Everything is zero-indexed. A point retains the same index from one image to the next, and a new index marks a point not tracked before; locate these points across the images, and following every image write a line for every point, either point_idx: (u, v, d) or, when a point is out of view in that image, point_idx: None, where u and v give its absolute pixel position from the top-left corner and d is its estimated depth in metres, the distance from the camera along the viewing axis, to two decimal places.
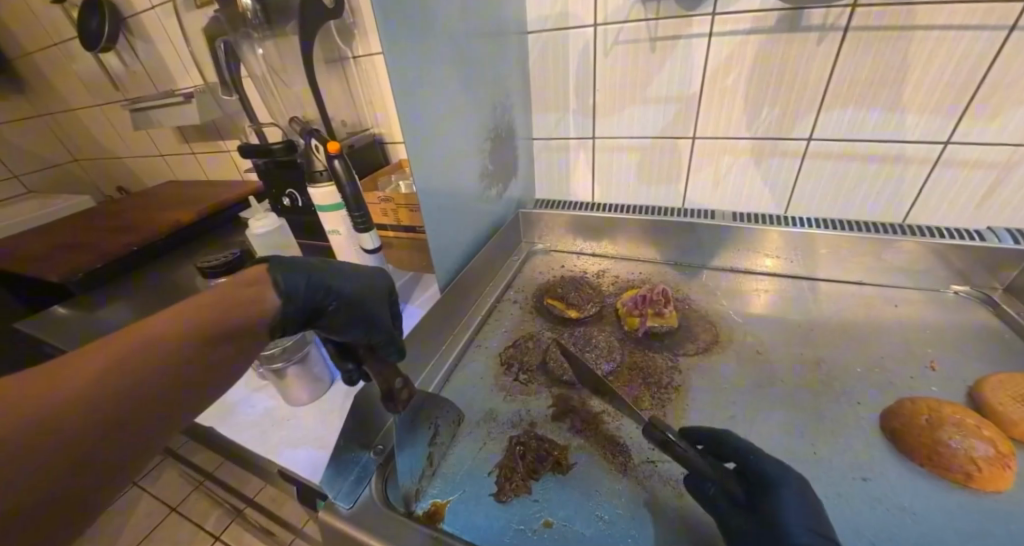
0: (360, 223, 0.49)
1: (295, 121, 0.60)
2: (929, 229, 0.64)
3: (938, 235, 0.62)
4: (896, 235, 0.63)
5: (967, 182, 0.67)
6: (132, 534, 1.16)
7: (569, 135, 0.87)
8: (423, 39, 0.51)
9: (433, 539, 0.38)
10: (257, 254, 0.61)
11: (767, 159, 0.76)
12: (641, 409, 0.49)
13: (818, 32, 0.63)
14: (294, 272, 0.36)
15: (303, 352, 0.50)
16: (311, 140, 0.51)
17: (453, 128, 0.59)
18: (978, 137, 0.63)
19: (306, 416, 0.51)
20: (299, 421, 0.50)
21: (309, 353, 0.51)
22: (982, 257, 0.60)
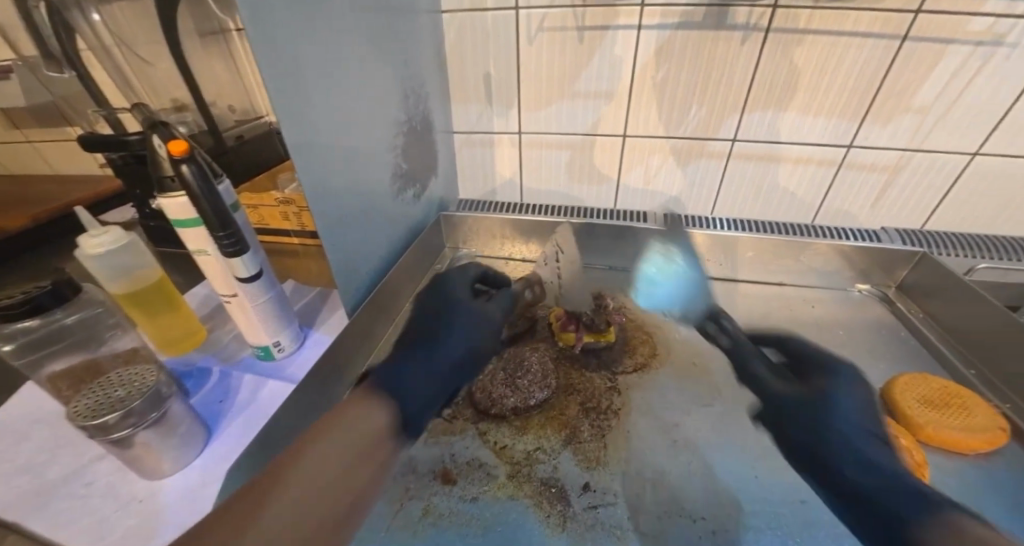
0: (228, 244, 0.39)
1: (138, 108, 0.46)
2: (839, 229, 0.67)
3: (845, 236, 0.65)
4: (812, 237, 0.65)
5: (867, 184, 0.72)
6: None
7: (493, 130, 0.80)
8: (311, 9, 0.41)
9: None
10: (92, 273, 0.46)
11: (694, 159, 0.75)
12: (578, 443, 0.44)
13: (743, 32, 0.62)
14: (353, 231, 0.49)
15: (161, 410, 0.39)
16: (152, 136, 0.39)
17: (354, 120, 0.49)
18: (874, 141, 0.67)
19: (164, 493, 0.39)
20: (154, 501, 0.39)
21: (170, 410, 0.40)
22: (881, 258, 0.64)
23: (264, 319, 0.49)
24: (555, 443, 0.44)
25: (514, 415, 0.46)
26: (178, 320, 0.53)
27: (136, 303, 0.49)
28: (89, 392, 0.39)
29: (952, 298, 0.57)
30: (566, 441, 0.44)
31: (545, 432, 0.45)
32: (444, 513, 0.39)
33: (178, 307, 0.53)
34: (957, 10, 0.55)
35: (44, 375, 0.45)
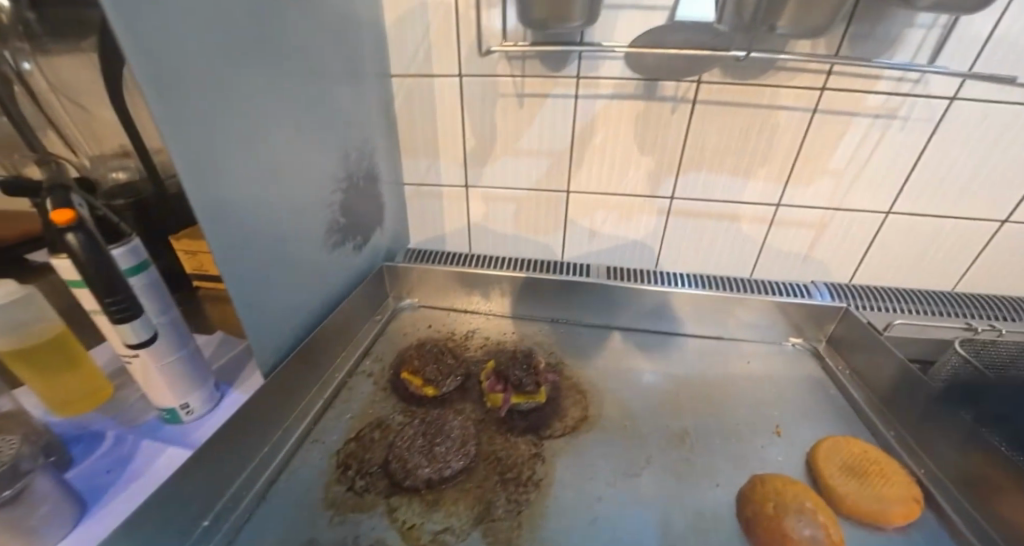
0: (117, 311, 0.38)
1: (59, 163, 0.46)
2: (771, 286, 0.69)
3: (775, 292, 0.67)
4: (741, 293, 0.67)
5: (799, 241, 0.75)
6: None
7: (443, 183, 0.82)
8: (237, 79, 0.40)
9: None
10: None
11: (637, 215, 0.77)
12: (490, 520, 0.42)
13: (672, 102, 0.65)
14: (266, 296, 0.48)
15: (17, 487, 0.35)
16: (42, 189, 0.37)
17: (283, 181, 0.49)
18: (800, 200, 0.71)
19: None
20: None
21: (31, 484, 0.36)
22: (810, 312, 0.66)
23: (171, 380, 0.46)
24: (465, 521, 0.42)
25: (425, 490, 0.44)
26: (73, 381, 0.49)
27: (34, 361, 0.45)
28: None
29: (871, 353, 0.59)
30: (477, 518, 0.42)
31: (458, 508, 0.43)
32: None
33: (76, 367, 0.48)
34: (856, 89, 0.61)
35: None
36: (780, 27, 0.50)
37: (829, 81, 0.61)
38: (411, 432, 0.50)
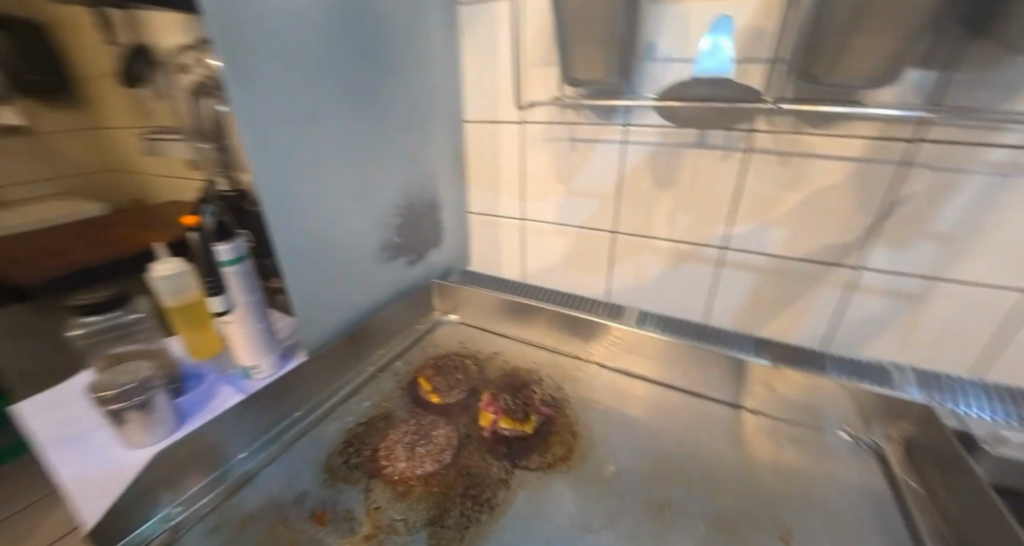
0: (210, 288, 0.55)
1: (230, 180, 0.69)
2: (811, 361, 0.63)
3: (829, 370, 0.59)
4: (781, 363, 0.61)
5: (892, 314, 0.62)
6: (45, 536, 1.19)
7: (502, 214, 0.89)
8: (314, 133, 0.57)
9: None
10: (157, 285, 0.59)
11: (686, 262, 0.74)
12: (440, 524, 0.47)
13: (723, 151, 0.62)
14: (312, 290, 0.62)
15: (144, 396, 0.51)
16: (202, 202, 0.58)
17: (346, 205, 0.65)
18: (889, 264, 0.59)
19: (130, 462, 0.50)
20: (121, 467, 0.49)
21: (153, 397, 0.52)
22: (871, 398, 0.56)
23: (248, 345, 0.59)
24: (419, 520, 0.47)
25: (396, 484, 0.51)
26: (206, 337, 0.66)
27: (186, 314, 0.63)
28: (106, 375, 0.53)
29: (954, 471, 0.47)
30: (429, 521, 0.47)
31: (417, 506, 0.49)
32: None
33: (207, 327, 0.66)
34: (969, 140, 0.50)
35: (97, 355, 0.60)
36: (825, 79, 0.47)
37: (926, 132, 0.51)
38: (405, 428, 0.59)
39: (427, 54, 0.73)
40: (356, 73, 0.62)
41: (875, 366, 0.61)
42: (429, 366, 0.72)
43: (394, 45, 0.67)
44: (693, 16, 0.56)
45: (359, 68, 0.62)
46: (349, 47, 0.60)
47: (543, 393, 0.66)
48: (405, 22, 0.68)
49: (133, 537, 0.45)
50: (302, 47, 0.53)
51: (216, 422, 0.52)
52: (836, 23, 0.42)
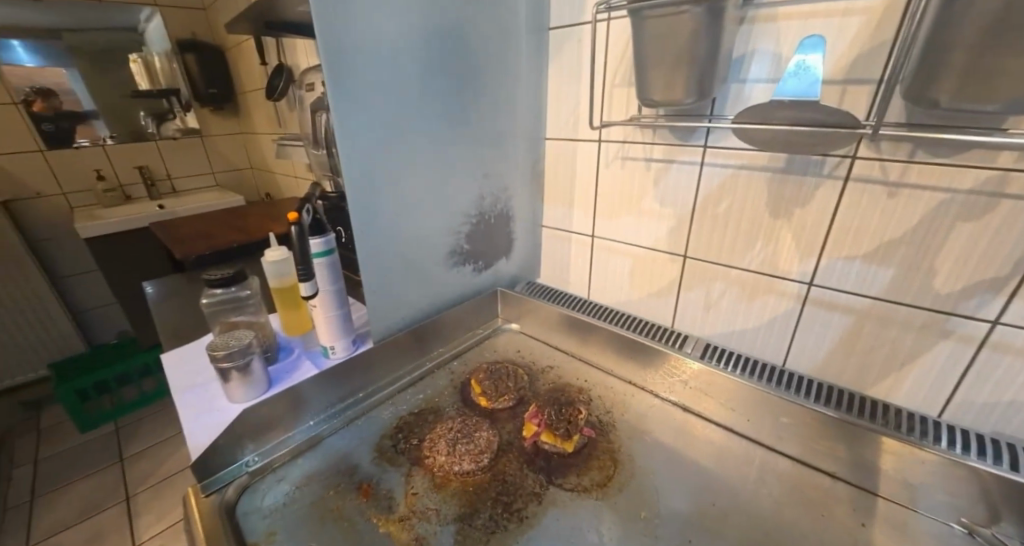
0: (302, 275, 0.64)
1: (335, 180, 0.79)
2: (910, 428, 0.54)
3: (937, 445, 0.50)
4: (874, 427, 0.53)
5: None
6: (174, 464, 1.45)
7: (572, 230, 0.90)
8: (400, 145, 0.64)
9: None
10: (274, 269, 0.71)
11: (762, 295, 0.67)
12: (470, 523, 0.49)
13: (817, 178, 0.57)
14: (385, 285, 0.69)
15: (245, 360, 0.60)
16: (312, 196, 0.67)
17: (422, 212, 0.71)
18: None
19: (232, 413, 0.60)
20: (225, 415, 0.60)
21: (252, 361, 0.61)
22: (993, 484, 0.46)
23: (328, 328, 0.67)
24: (450, 513, 0.50)
25: (434, 475, 0.54)
26: (300, 316, 0.77)
27: (289, 294, 0.74)
28: (223, 337, 0.64)
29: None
30: (458, 517, 0.49)
31: (451, 500, 0.51)
32: (347, 517, 0.49)
33: (302, 307, 0.77)
34: None
35: (217, 321, 0.73)
36: (945, 102, 0.40)
37: None
38: (452, 424, 0.62)
39: (514, 75, 0.77)
40: (446, 94, 0.68)
41: (1009, 451, 0.49)
42: (483, 369, 0.75)
43: (483, 67, 0.72)
44: (787, 36, 0.53)
45: (449, 89, 0.68)
46: (441, 70, 0.66)
47: (590, 413, 0.65)
48: (495, 47, 0.72)
49: (222, 474, 0.54)
50: (396, 71, 0.60)
51: (295, 389, 0.60)
52: (960, 39, 0.37)
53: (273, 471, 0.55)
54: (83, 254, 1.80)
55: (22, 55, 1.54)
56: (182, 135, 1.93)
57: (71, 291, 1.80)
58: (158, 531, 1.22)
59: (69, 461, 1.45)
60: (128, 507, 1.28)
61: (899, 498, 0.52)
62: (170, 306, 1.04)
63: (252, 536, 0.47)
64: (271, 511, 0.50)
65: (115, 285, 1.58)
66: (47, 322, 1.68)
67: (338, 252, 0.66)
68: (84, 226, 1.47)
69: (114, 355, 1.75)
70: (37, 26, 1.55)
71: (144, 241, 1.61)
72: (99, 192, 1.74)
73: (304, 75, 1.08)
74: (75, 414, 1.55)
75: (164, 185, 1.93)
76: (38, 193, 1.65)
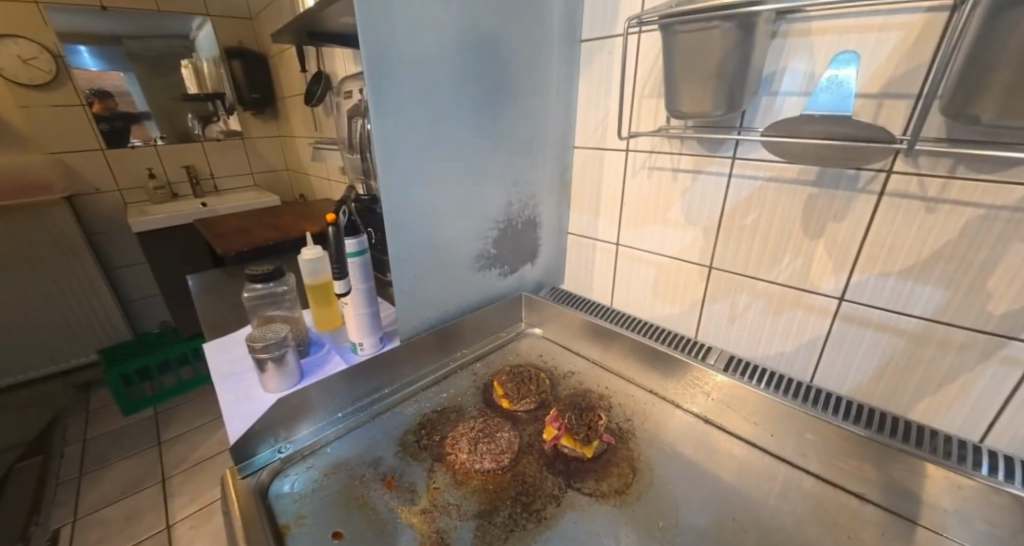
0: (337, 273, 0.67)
1: (369, 184, 0.82)
2: (947, 454, 0.52)
3: (976, 471, 0.48)
4: (907, 450, 0.51)
5: None
6: (208, 448, 1.53)
7: (597, 237, 0.91)
8: (433, 152, 0.67)
9: (276, 533, 0.48)
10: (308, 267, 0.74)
11: (790, 309, 0.66)
12: (489, 520, 0.50)
13: (849, 192, 0.56)
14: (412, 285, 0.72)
15: (281, 352, 0.64)
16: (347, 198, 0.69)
17: (452, 216, 0.73)
18: None
19: (267, 402, 0.64)
20: (260, 403, 0.63)
21: (287, 353, 0.65)
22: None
23: (357, 325, 0.70)
24: (470, 510, 0.51)
25: (456, 472, 0.56)
26: (330, 313, 0.80)
27: (320, 291, 0.77)
28: (261, 329, 0.68)
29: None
30: (478, 514, 0.51)
31: (471, 497, 0.53)
32: (372, 506, 0.51)
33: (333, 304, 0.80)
34: None
35: (255, 314, 0.77)
36: (987, 119, 0.39)
37: None
38: (473, 423, 0.64)
39: (544, 84, 0.79)
40: (479, 104, 0.70)
41: None
42: (504, 372, 0.76)
43: (515, 77, 0.74)
44: (820, 50, 0.52)
45: (482, 99, 0.70)
46: (475, 80, 0.69)
47: (610, 421, 0.65)
48: (527, 57, 0.74)
49: (257, 458, 0.57)
50: (431, 82, 0.63)
51: (326, 382, 0.63)
52: (1003, 55, 0.36)
53: (303, 458, 0.58)
54: (133, 248, 1.92)
55: (86, 60, 1.67)
56: (225, 137, 2.04)
57: (121, 282, 1.93)
58: (190, 512, 1.28)
59: (114, 441, 1.55)
60: (164, 488, 1.36)
61: (933, 525, 0.50)
62: (210, 299, 1.11)
63: (283, 518, 0.50)
64: (302, 496, 0.53)
65: (161, 277, 1.68)
66: (99, 310, 1.81)
67: (370, 252, 0.68)
68: (136, 221, 1.57)
69: (156, 343, 1.86)
70: (102, 36, 1.68)
71: (188, 236, 1.71)
72: (150, 190, 1.87)
73: (342, 83, 1.14)
74: (120, 397, 1.65)
75: (207, 184, 2.04)
76: (97, 190, 1.78)
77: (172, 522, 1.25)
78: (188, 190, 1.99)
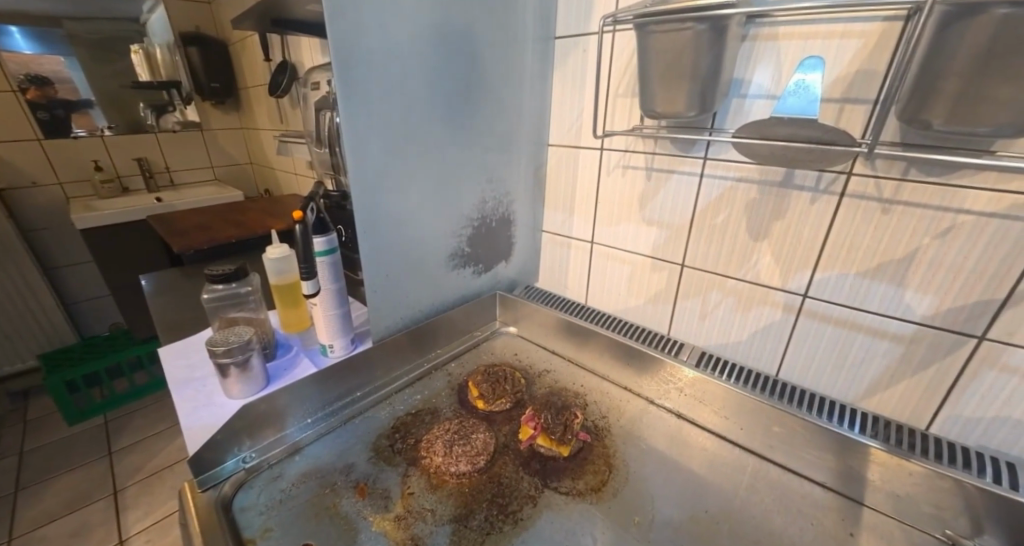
0: (304, 272, 0.64)
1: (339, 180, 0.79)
2: (899, 441, 0.55)
3: (925, 458, 0.51)
4: (861, 438, 0.54)
5: None
6: (165, 457, 1.44)
7: (572, 235, 0.91)
8: (406, 149, 0.65)
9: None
10: (272, 266, 0.71)
11: (757, 306, 0.69)
12: (464, 524, 0.49)
13: (812, 193, 0.58)
14: (384, 287, 0.70)
15: (245, 357, 0.61)
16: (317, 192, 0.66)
17: (424, 215, 0.71)
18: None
19: (230, 410, 0.60)
20: (222, 412, 0.60)
21: (252, 358, 0.62)
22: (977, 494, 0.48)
23: (327, 327, 0.68)
24: (445, 513, 0.50)
25: (429, 477, 0.55)
26: (299, 314, 0.77)
27: (285, 291, 0.74)
28: (224, 332, 0.65)
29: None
30: (454, 518, 0.50)
31: (446, 501, 0.52)
32: (343, 514, 0.50)
33: (301, 305, 0.77)
34: None
35: (217, 316, 0.73)
36: (936, 125, 0.41)
37: None
38: (448, 426, 0.63)
39: (519, 83, 0.78)
40: (454, 99, 0.69)
41: (995, 467, 0.51)
42: (480, 372, 0.75)
43: (490, 74, 0.73)
44: (787, 56, 0.54)
45: (457, 95, 0.69)
46: (449, 76, 0.67)
47: (586, 418, 0.66)
48: (501, 55, 0.73)
49: (221, 469, 0.54)
50: (404, 76, 0.61)
51: (293, 387, 0.60)
52: (953, 65, 0.38)
53: (269, 467, 0.56)
54: (79, 246, 1.79)
55: (19, 42, 1.52)
56: (181, 128, 1.93)
57: (65, 282, 1.79)
58: (145, 526, 1.21)
59: (58, 454, 1.44)
60: (116, 501, 1.27)
61: (887, 509, 0.53)
62: (166, 300, 1.04)
63: (248, 532, 0.48)
64: (268, 508, 0.51)
65: (110, 277, 1.57)
66: (39, 313, 1.67)
67: (340, 251, 0.66)
68: (81, 217, 1.46)
69: (105, 347, 1.74)
70: (39, 16, 1.54)
71: (141, 233, 1.60)
72: (96, 184, 1.74)
73: (310, 73, 1.09)
74: (64, 406, 1.53)
75: (162, 177, 1.92)
76: (34, 183, 1.64)
77: (125, 537, 1.17)
78: (140, 184, 1.87)
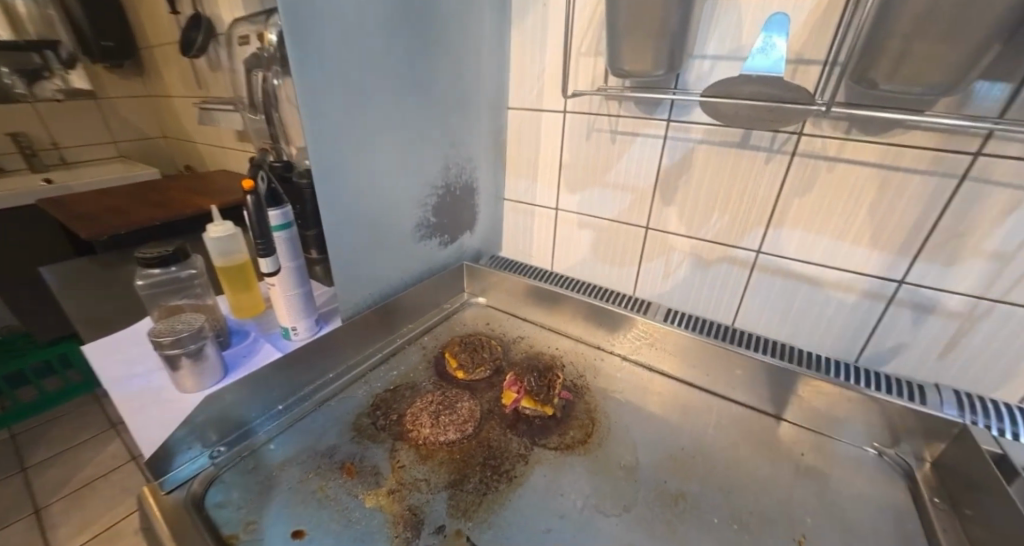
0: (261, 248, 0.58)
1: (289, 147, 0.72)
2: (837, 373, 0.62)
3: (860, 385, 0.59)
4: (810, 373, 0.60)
5: (935, 334, 0.59)
6: (98, 466, 1.31)
7: (536, 203, 0.90)
8: (366, 112, 0.60)
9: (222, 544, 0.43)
10: (217, 245, 0.64)
11: (716, 262, 0.73)
12: (459, 489, 0.49)
13: (766, 152, 0.62)
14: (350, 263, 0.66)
15: (197, 345, 0.54)
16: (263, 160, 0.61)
17: (388, 184, 0.67)
18: (935, 279, 0.57)
19: (186, 404, 0.55)
20: (178, 407, 0.54)
21: (206, 348, 0.56)
22: (900, 412, 0.56)
23: (289, 308, 0.63)
24: (440, 481, 0.50)
25: (417, 449, 0.54)
26: (252, 297, 0.71)
27: (235, 273, 0.68)
28: (169, 321, 0.58)
29: (1002, 503, 0.44)
30: (449, 485, 0.50)
31: (439, 469, 0.52)
32: (332, 496, 0.48)
33: (253, 289, 0.71)
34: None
35: (155, 306, 0.66)
36: (881, 84, 0.45)
37: (988, 144, 0.49)
38: (431, 398, 0.62)
39: (477, 44, 0.75)
40: (413, 58, 0.65)
41: (909, 389, 0.60)
42: (454, 343, 0.74)
43: (448, 32, 0.69)
44: (748, 16, 0.56)
45: (415, 53, 0.65)
46: (407, 31, 0.62)
47: (565, 379, 0.67)
48: (458, 12, 0.69)
49: (184, 469, 0.50)
50: (361, 29, 0.56)
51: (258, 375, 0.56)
52: (898, 27, 0.41)
53: (240, 460, 0.52)
54: None
55: None
56: (64, 96, 1.64)
57: None
58: (83, 541, 1.10)
59: None
60: (43, 519, 1.14)
61: (829, 433, 0.60)
62: None
63: (228, 528, 0.45)
64: (247, 501, 0.48)
65: None
66: None
67: (297, 226, 0.61)
68: None
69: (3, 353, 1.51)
70: None
71: (32, 219, 1.37)
72: None
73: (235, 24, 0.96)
74: None
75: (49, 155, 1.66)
76: None
77: None
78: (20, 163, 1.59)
